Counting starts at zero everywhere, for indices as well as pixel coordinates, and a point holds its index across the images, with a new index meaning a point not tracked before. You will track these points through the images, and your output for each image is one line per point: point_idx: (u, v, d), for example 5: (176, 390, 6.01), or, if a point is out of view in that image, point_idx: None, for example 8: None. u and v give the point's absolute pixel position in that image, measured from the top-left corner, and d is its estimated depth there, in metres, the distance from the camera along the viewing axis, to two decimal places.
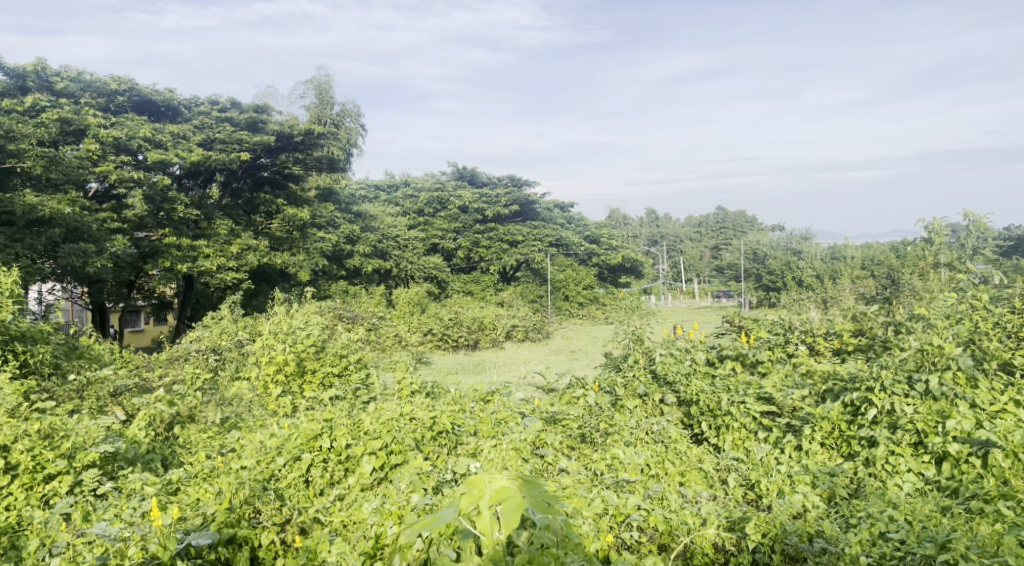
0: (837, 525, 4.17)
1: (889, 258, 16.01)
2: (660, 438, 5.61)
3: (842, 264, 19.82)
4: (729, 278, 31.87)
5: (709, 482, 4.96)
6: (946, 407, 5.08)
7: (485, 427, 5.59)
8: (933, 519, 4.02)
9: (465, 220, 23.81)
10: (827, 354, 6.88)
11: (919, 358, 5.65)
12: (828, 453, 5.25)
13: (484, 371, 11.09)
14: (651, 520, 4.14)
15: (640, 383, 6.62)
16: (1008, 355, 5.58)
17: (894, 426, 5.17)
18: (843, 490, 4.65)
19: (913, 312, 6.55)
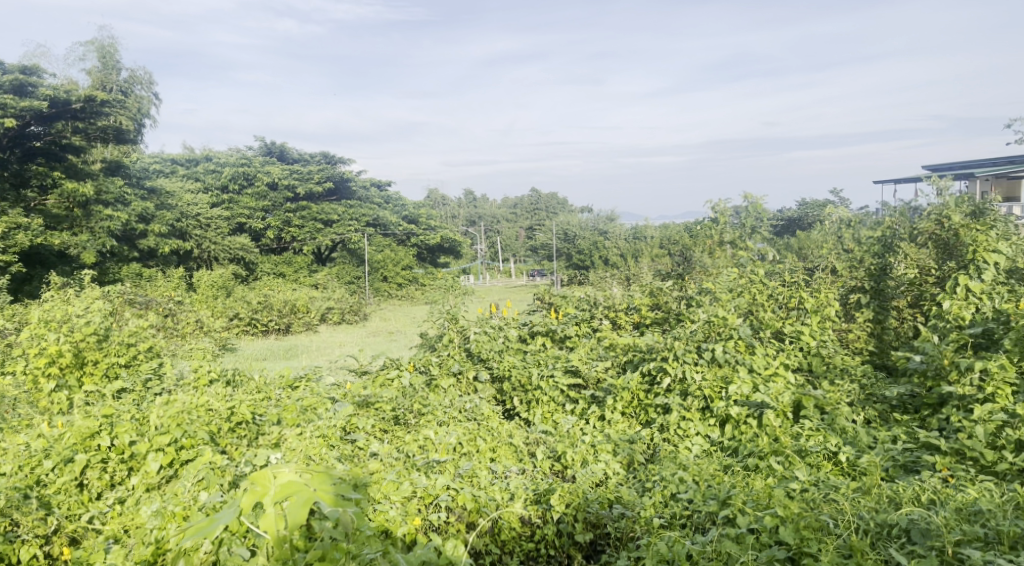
0: (634, 490, 4.38)
1: (684, 237, 17.35)
2: (472, 416, 5.61)
3: (643, 243, 21.19)
4: (543, 258, 33.05)
5: (519, 456, 5.01)
6: (729, 373, 5.50)
7: (289, 415, 5.31)
8: (717, 478, 4.34)
9: (274, 198, 22.66)
10: (628, 328, 7.25)
11: (707, 329, 6.10)
12: (628, 421, 5.51)
13: (295, 356, 10.57)
14: (459, 499, 4.12)
15: (455, 360, 6.61)
16: (780, 323, 6.18)
17: (685, 392, 5.52)
18: (640, 456, 4.91)
19: (702, 286, 7.04)
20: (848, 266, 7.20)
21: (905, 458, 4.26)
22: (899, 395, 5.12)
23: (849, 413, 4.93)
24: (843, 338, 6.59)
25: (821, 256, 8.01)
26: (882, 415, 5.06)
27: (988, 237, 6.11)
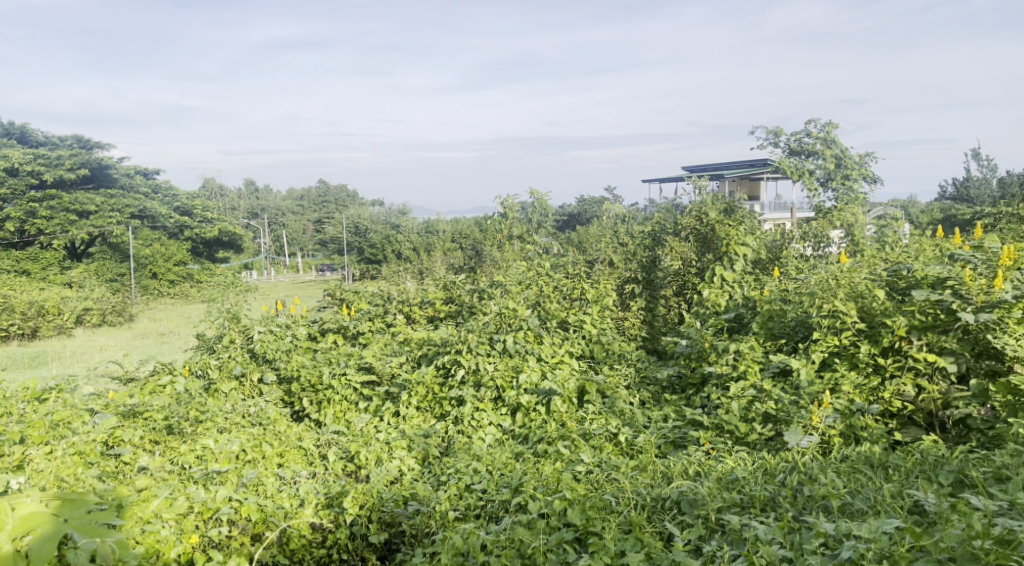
0: (428, 485, 4.35)
1: (474, 231, 17.73)
2: (257, 421, 5.27)
3: (434, 237, 21.32)
4: (332, 251, 32.14)
5: (309, 459, 4.79)
6: (519, 362, 5.66)
7: (35, 433, 4.47)
8: (509, 466, 4.44)
9: (13, 184, 20.14)
10: (422, 322, 7.23)
11: (499, 321, 6.24)
12: (423, 416, 5.47)
13: (42, 365, 9.31)
14: (243, 511, 3.88)
15: (236, 363, 6.18)
16: (565, 314, 6.49)
17: (478, 383, 5.60)
18: (435, 450, 4.90)
19: (492, 279, 7.18)
20: (625, 258, 7.75)
21: (674, 435, 4.62)
22: (669, 377, 5.55)
23: (627, 396, 5.26)
24: (620, 327, 6.88)
25: (600, 249, 8.45)
26: (655, 395, 5.44)
27: (739, 232, 6.86)
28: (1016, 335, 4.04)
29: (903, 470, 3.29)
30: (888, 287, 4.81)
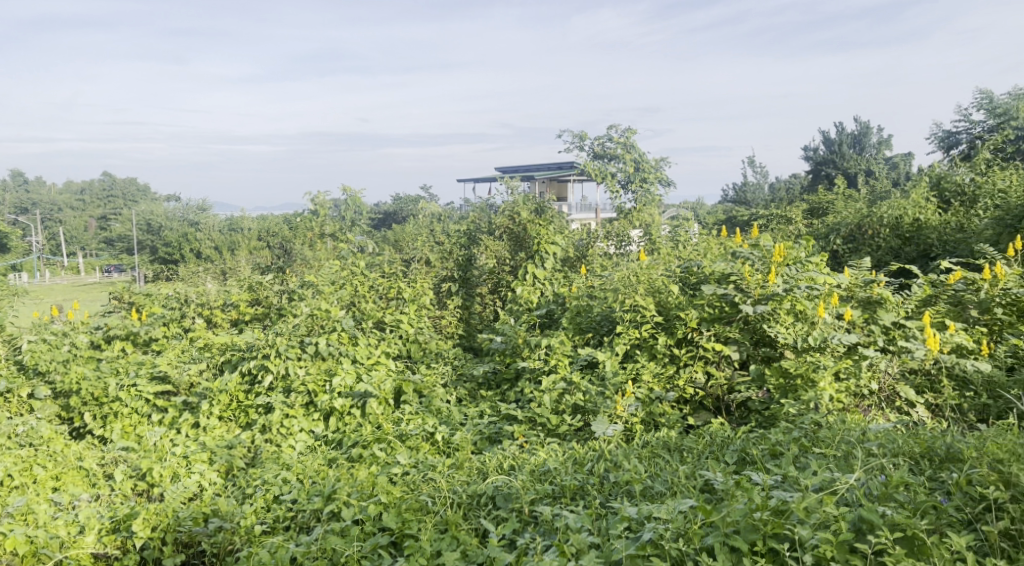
0: (232, 500, 4.06)
1: (283, 229, 16.94)
2: (26, 442, 4.64)
3: (239, 235, 20.11)
4: (121, 251, 29.33)
5: (92, 480, 4.30)
6: (333, 365, 5.43)
7: None
8: (321, 473, 4.24)
9: None
10: (226, 326, 6.76)
11: (310, 323, 5.99)
12: (226, 426, 5.10)
13: None
14: (7, 545, 3.45)
15: (0, 378, 5.42)
16: (380, 314, 6.35)
17: (288, 389, 5.31)
18: (240, 462, 4.59)
19: (303, 279, 6.89)
20: (440, 257, 7.76)
21: (490, 431, 4.66)
22: (484, 373, 5.59)
23: (443, 394, 5.24)
24: (438, 325, 6.74)
25: (415, 247, 8.36)
26: (471, 392, 5.46)
27: (549, 231, 7.15)
28: (786, 324, 4.51)
29: (696, 452, 3.54)
30: (681, 282, 5.18)
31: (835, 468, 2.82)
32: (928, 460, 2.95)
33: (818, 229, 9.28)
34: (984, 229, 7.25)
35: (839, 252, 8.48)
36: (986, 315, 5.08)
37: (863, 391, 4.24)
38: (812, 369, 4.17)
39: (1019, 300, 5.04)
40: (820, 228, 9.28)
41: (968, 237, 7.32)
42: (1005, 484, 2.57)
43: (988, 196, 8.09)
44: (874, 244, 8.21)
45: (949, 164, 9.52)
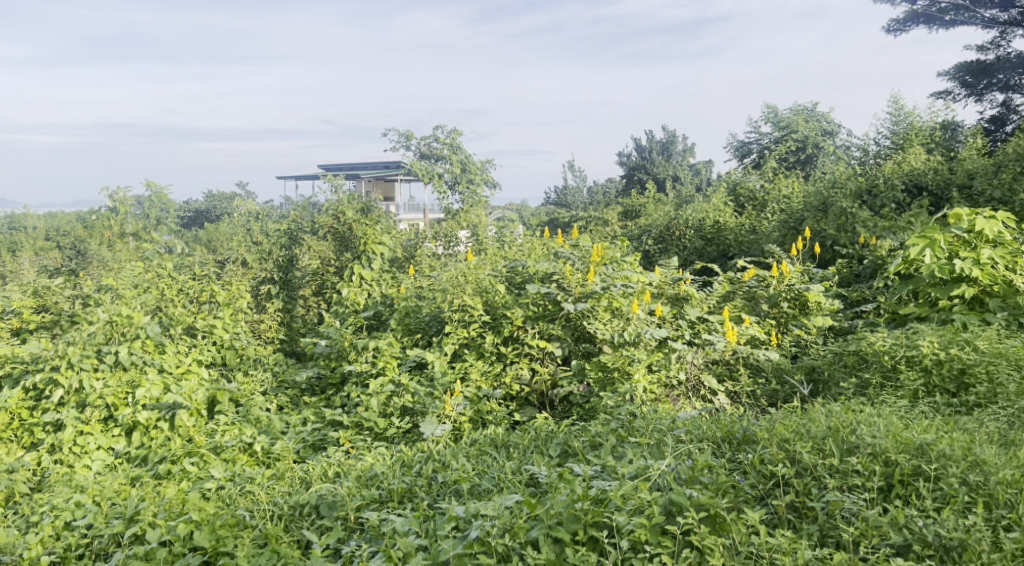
0: (14, 530, 3.60)
1: (75, 228, 15.28)
2: None
3: (20, 234, 17.88)
4: None
5: None
6: (136, 376, 4.93)
7: None
8: (122, 493, 3.86)
9: None
10: (5, 336, 5.94)
11: (108, 330, 5.32)
12: (6, 449, 4.52)
13: None
14: None
15: None
16: (191, 319, 5.83)
17: (83, 404, 4.79)
18: (23, 487, 4.10)
19: (100, 283, 6.28)
20: (258, 258, 7.18)
21: (314, 438, 4.49)
22: (308, 379, 5.38)
23: (263, 402, 4.96)
24: (256, 329, 6.38)
25: (230, 248, 7.88)
26: (293, 399, 5.23)
27: (376, 231, 7.09)
28: (604, 320, 4.71)
29: (521, 447, 3.60)
30: (507, 282, 5.26)
31: (648, 456, 2.97)
32: (727, 443, 3.21)
33: (631, 231, 9.85)
34: (772, 231, 8.03)
35: (650, 251, 9.05)
36: (774, 308, 5.68)
37: (673, 382, 4.54)
38: (628, 362, 4.41)
39: (801, 294, 5.67)
40: (633, 229, 9.84)
41: (759, 238, 8.09)
42: (790, 462, 2.87)
43: (775, 201, 8.98)
44: (681, 244, 8.83)
45: (743, 171, 10.47)
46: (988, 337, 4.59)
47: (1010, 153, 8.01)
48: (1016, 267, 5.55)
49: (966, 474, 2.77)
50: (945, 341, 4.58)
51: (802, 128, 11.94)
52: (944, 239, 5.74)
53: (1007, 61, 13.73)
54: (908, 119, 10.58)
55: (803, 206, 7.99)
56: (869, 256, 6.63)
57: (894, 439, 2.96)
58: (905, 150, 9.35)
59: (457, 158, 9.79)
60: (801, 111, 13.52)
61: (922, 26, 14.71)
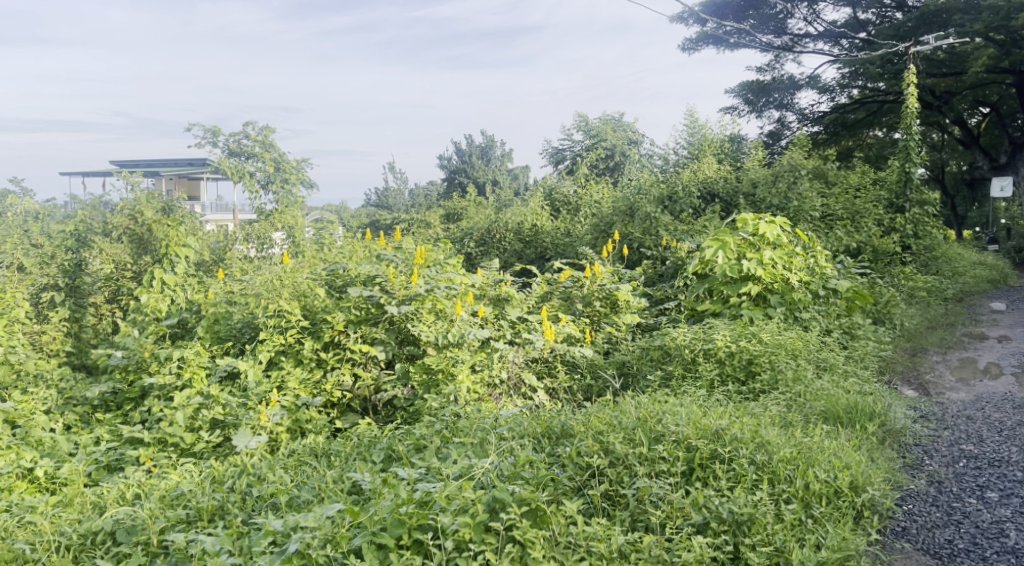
0: None
1: None
2: None
3: None
4: None
5: None
6: None
7: None
8: None
9: None
10: None
11: None
12: None
13: None
14: None
15: None
16: None
17: None
18: None
19: None
20: (38, 262, 6.46)
21: (109, 458, 4.07)
22: (101, 395, 4.86)
23: (45, 422, 4.40)
24: (35, 342, 5.64)
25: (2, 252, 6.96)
26: (83, 418, 4.71)
27: (179, 232, 6.60)
28: (428, 323, 4.66)
29: (343, 454, 3.49)
30: (326, 285, 5.01)
31: (473, 455, 2.99)
32: (547, 438, 3.33)
33: (452, 234, 9.92)
34: (585, 234, 8.44)
35: (472, 254, 9.16)
36: (589, 307, 5.97)
37: (495, 381, 4.61)
38: (452, 363, 4.43)
39: (611, 294, 6.01)
40: (454, 232, 9.93)
41: (573, 241, 8.46)
42: (605, 453, 3.03)
43: (588, 205, 9.43)
44: (500, 247, 9.02)
45: (558, 177, 10.90)
46: (770, 330, 5.13)
47: (786, 165, 9.01)
48: (791, 267, 6.27)
49: (754, 454, 3.09)
50: (736, 335, 5.05)
51: (610, 137, 12.71)
52: (733, 241, 6.33)
53: (781, 83, 15.43)
54: (701, 131, 11.57)
55: (612, 211, 8.47)
56: (671, 258, 7.15)
57: (694, 426, 3.23)
58: (699, 159, 10.22)
59: (269, 157, 9.30)
60: (609, 121, 14.34)
61: (711, 47, 16.12)
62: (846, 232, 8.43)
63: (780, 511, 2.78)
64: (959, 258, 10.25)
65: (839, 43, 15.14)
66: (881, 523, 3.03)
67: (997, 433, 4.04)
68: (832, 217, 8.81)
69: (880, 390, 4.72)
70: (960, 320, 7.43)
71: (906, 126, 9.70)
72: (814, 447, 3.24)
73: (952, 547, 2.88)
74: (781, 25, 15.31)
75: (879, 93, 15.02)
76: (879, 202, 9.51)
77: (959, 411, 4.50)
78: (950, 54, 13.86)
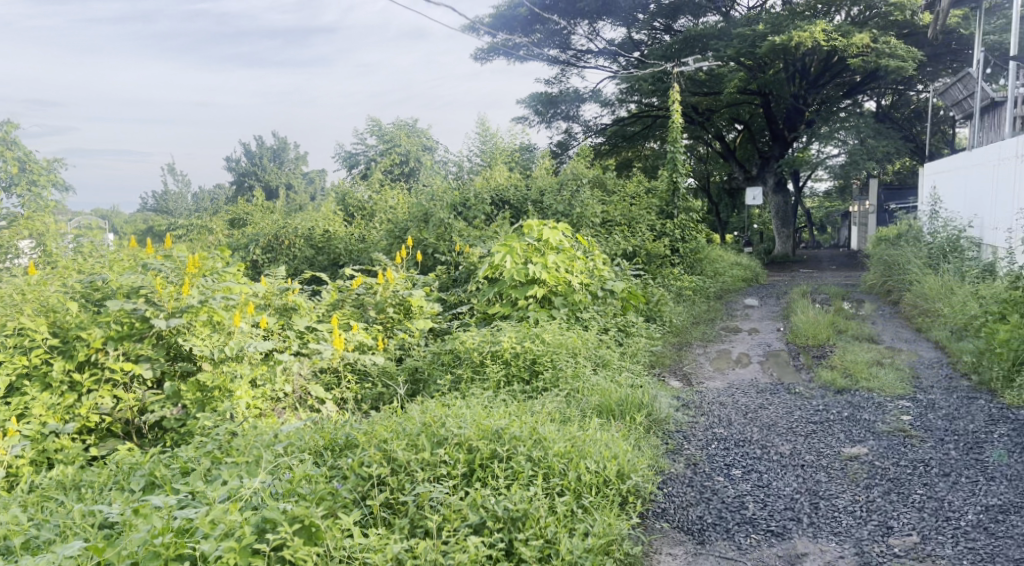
0: None
1: None
2: None
3: None
4: None
5: None
6: None
7: None
8: None
9: None
10: None
11: None
12: None
13: None
14: None
15: None
16: None
17: None
18: None
19: None
20: None
21: None
22: None
23: None
24: None
25: None
26: None
27: None
28: (202, 336, 4.33)
29: (97, 486, 3.16)
30: (82, 299, 4.51)
31: (244, 474, 2.83)
32: (329, 451, 3.25)
33: (237, 241, 9.38)
34: (379, 240, 8.32)
35: (259, 261, 8.69)
36: (381, 314, 5.88)
37: (279, 395, 4.43)
38: (229, 379, 4.20)
39: (404, 299, 5.98)
40: (239, 239, 9.37)
41: (367, 247, 8.30)
42: (386, 462, 3.00)
43: (382, 211, 9.30)
44: (290, 254, 8.67)
45: (351, 182, 10.66)
46: (552, 330, 5.38)
47: (569, 174, 9.55)
48: (573, 270, 6.63)
49: (531, 451, 3.23)
50: (521, 336, 5.25)
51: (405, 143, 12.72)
52: (520, 246, 6.58)
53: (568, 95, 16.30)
54: (493, 139, 11.88)
55: (406, 217, 8.42)
56: (463, 263, 7.27)
57: (476, 428, 3.30)
58: (491, 167, 10.52)
59: (13, 155, 8.30)
60: (403, 126, 14.33)
61: (502, 57, 16.66)
62: (623, 237, 9.09)
63: (553, 504, 2.93)
64: (719, 260, 11.41)
65: (617, 61, 16.31)
66: (644, 507, 3.29)
67: (743, 415, 4.55)
68: (611, 223, 9.45)
69: (648, 382, 5.14)
70: (719, 315, 8.29)
71: (673, 139, 10.63)
72: (586, 440, 3.44)
73: (702, 523, 3.19)
74: (565, 40, 16.21)
75: (652, 109, 16.40)
76: (652, 209, 10.34)
77: (714, 398, 5.01)
78: (709, 76, 15.45)
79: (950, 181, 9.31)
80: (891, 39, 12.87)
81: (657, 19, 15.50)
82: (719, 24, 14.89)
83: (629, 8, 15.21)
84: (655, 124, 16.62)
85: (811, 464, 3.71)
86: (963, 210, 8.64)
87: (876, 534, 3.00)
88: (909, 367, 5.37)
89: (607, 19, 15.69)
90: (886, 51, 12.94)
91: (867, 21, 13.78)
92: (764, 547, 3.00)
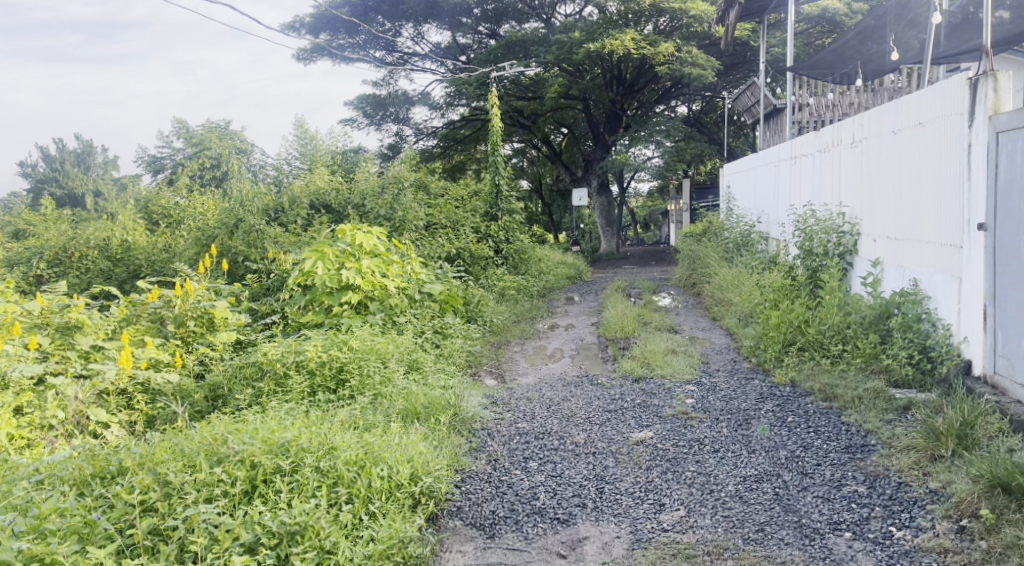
0: None
1: None
2: None
3: None
4: None
5: None
6: None
7: None
8: None
9: None
10: None
11: None
12: None
13: None
14: None
15: None
16: None
17: None
18: None
19: None
20: None
21: None
22: None
23: None
24: None
25: None
26: None
27: None
28: None
29: None
30: None
31: None
32: (97, 479, 2.98)
33: (19, 254, 8.51)
34: (185, 249, 7.85)
35: (43, 276, 7.94)
36: (180, 328, 5.50)
37: (49, 423, 4.03)
38: None
39: (206, 311, 5.63)
40: (20, 252, 8.50)
41: (170, 257, 7.80)
42: (159, 486, 2.82)
43: (188, 218, 8.78)
44: (82, 266, 8.01)
45: (155, 187, 9.98)
46: (360, 336, 5.28)
47: (390, 177, 9.46)
48: (388, 274, 6.58)
49: (319, 461, 3.15)
50: (327, 344, 5.12)
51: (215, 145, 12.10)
52: (333, 252, 6.39)
53: (396, 98, 16.15)
54: (313, 143, 11.56)
55: (212, 224, 7.99)
56: (275, 272, 6.99)
57: (262, 442, 3.17)
58: (309, 171, 10.21)
59: None
60: (214, 129, 13.62)
61: (325, 58, 16.26)
62: (445, 239, 9.14)
63: (337, 514, 2.89)
64: (544, 259, 11.76)
65: (444, 64, 16.40)
66: (437, 507, 3.32)
67: (547, 409, 4.71)
68: (435, 226, 9.48)
69: (460, 383, 5.18)
70: (539, 313, 8.55)
71: (494, 142, 10.84)
72: (381, 444, 3.41)
73: (494, 516, 3.26)
74: (391, 42, 16.09)
75: (479, 112, 16.64)
76: (475, 211, 10.46)
77: (522, 393, 5.15)
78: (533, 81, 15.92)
79: (742, 180, 10.16)
80: (692, 50, 13.85)
81: (482, 24, 15.76)
82: (540, 30, 15.37)
83: (452, 12, 15.32)
84: (483, 128, 16.88)
85: (602, 451, 3.91)
86: (753, 207, 9.46)
87: (650, 511, 3.21)
88: (700, 354, 5.82)
89: (432, 23, 15.72)
90: (688, 60, 13.89)
91: (673, 32, 14.75)
92: (549, 535, 3.12)
